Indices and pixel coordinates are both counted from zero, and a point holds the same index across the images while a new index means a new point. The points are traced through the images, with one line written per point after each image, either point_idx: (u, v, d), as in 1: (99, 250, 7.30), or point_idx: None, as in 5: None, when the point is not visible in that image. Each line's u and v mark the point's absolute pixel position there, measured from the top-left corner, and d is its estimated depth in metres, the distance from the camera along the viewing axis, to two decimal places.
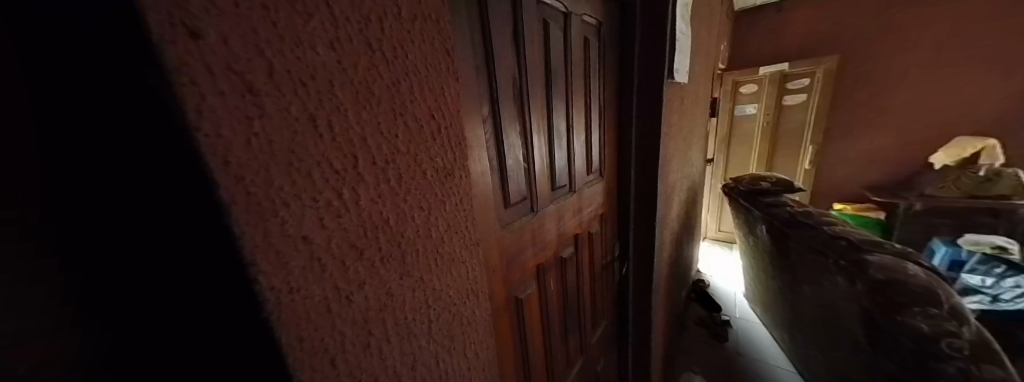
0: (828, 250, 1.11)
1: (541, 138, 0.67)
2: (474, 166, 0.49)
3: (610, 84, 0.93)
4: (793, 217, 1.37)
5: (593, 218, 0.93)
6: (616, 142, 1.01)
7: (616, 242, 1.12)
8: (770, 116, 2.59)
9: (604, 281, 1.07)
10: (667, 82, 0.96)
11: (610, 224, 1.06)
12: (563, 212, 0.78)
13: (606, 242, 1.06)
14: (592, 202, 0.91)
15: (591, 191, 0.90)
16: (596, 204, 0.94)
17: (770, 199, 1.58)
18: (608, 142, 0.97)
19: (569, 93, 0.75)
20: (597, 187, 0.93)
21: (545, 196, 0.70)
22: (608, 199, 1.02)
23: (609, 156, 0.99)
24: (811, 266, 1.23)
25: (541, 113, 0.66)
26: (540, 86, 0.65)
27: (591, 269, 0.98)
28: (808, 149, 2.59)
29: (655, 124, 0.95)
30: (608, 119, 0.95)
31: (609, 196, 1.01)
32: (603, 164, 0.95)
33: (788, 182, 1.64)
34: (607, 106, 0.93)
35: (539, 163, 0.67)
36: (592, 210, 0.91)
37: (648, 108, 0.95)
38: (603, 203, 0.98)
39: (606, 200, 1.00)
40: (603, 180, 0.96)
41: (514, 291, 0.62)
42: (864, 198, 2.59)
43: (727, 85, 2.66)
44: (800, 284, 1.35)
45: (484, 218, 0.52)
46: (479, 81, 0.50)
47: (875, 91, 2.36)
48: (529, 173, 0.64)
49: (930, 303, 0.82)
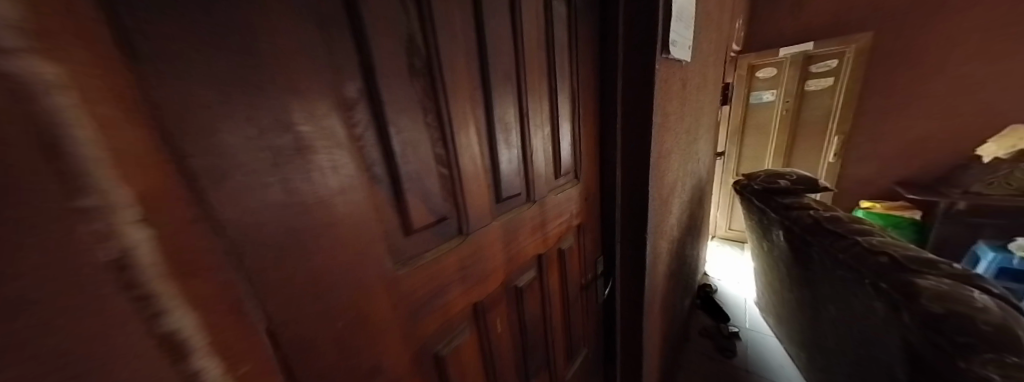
0: (862, 268, 0.91)
1: (474, 131, 0.48)
2: (325, 179, 0.30)
3: (587, 61, 0.72)
4: (818, 223, 1.14)
5: (564, 231, 0.74)
6: (597, 135, 0.81)
7: (601, 258, 0.94)
8: (790, 103, 2.34)
9: (582, 304, 0.88)
10: (662, 58, 0.75)
11: (593, 232, 0.88)
12: (519, 226, 0.60)
13: (585, 257, 0.87)
14: (563, 210, 0.73)
15: (564, 198, 0.72)
16: (570, 211, 0.76)
17: (789, 199, 1.36)
18: (587, 137, 0.77)
19: (518, 69, 0.55)
20: (576, 185, 0.76)
21: (485, 212, 0.51)
22: (587, 206, 0.82)
23: (590, 153, 0.80)
24: (840, 283, 1.02)
25: (473, 96, 0.48)
26: (468, 57, 0.46)
27: (564, 293, 0.80)
28: (833, 140, 2.32)
29: (642, 114, 0.76)
30: (583, 107, 0.75)
31: (588, 203, 0.82)
32: (581, 161, 0.77)
33: (810, 179, 1.40)
34: (581, 89, 0.73)
35: (471, 167, 0.48)
36: (561, 222, 0.73)
37: (633, 93, 0.75)
38: (579, 211, 0.79)
39: (584, 207, 0.81)
40: (579, 184, 0.77)
41: (429, 346, 0.45)
42: (896, 195, 2.32)
43: (741, 69, 2.40)
44: (824, 302, 1.15)
45: (350, 257, 0.33)
46: (327, 44, 0.30)
47: (913, 74, 2.07)
48: (456, 179, 0.46)
49: (1009, 349, 0.60)
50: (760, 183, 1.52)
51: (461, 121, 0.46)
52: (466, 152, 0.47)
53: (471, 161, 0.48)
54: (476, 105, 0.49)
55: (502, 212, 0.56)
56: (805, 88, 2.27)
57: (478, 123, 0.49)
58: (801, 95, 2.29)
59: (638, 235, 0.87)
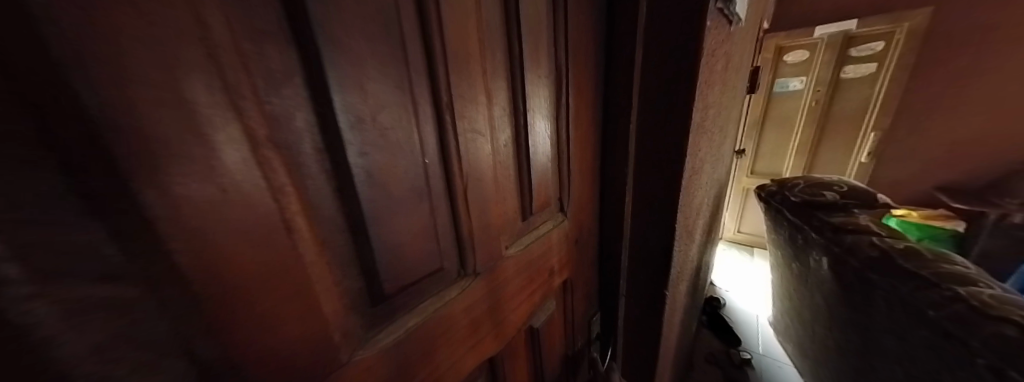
0: (971, 339, 0.63)
1: (270, 156, 0.17)
2: None
3: (585, 12, 0.41)
4: (886, 257, 0.86)
5: (539, 300, 0.45)
6: (597, 141, 0.51)
7: (596, 315, 0.66)
8: (821, 93, 2.00)
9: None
10: (713, 17, 0.44)
11: (587, 284, 0.60)
12: (438, 332, 0.31)
13: (574, 323, 0.58)
14: (540, 275, 0.43)
15: (541, 256, 0.43)
16: (551, 270, 0.46)
17: (836, 218, 1.08)
18: (580, 144, 0.47)
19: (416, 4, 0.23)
20: (562, 228, 0.46)
21: (327, 348, 0.22)
22: (577, 254, 0.53)
23: (584, 172, 0.49)
24: (925, 350, 0.74)
25: (252, 59, 0.16)
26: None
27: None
28: (870, 137, 2.01)
29: (677, 109, 0.45)
30: (575, 94, 0.43)
31: (578, 247, 0.52)
32: (570, 186, 0.47)
33: (867, 192, 1.14)
34: (573, 63, 0.41)
35: (268, 257, 0.18)
36: (535, 289, 0.43)
37: (666, 72, 0.44)
38: (565, 261, 0.49)
39: (573, 256, 0.51)
40: (567, 223, 0.47)
41: None
42: (931, 201, 2.07)
43: (767, 52, 2.04)
44: (888, 362, 0.88)
45: None
46: None
47: (973, 63, 1.76)
48: (200, 304, 0.16)
49: None
50: (797, 195, 1.23)
51: (182, 136, 0.14)
52: (231, 220, 0.16)
53: (269, 244, 0.18)
54: (269, 83, 0.17)
55: (391, 317, 0.27)
56: (841, 75, 1.94)
57: (284, 134, 0.18)
58: (836, 84, 1.96)
59: (655, 290, 0.58)
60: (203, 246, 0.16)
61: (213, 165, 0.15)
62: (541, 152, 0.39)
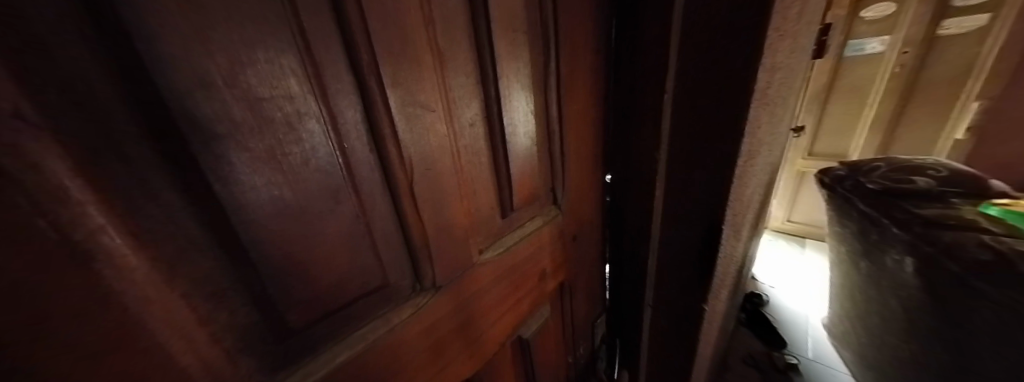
0: None
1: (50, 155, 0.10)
2: None
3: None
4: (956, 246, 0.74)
5: (528, 309, 0.38)
6: (596, 119, 0.41)
7: (601, 317, 0.60)
8: (908, 55, 1.64)
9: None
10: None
11: (591, 286, 0.52)
12: (390, 360, 0.26)
13: (576, 330, 0.51)
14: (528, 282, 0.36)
15: (528, 260, 0.35)
16: (543, 272, 0.39)
17: (930, 208, 0.87)
18: (576, 122, 0.37)
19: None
20: (554, 225, 0.38)
21: None
22: (576, 254, 0.45)
23: (582, 157, 0.40)
24: None
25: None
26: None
27: None
28: (971, 107, 1.63)
29: (728, 85, 0.31)
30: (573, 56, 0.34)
31: (576, 247, 0.44)
32: (565, 175, 0.38)
33: (973, 177, 0.91)
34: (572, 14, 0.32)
35: (73, 310, 0.12)
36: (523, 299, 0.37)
37: (715, 28, 0.30)
38: (560, 262, 0.42)
39: (571, 256, 0.43)
40: (563, 218, 0.40)
41: None
42: None
43: (841, 6, 1.66)
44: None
45: None
46: None
47: None
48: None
49: None
50: (873, 178, 1.04)
51: None
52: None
53: (63, 291, 0.12)
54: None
55: (310, 352, 0.22)
56: (938, 31, 1.56)
57: (64, 117, 0.11)
58: (931, 42, 1.59)
59: (688, 313, 0.47)
60: None
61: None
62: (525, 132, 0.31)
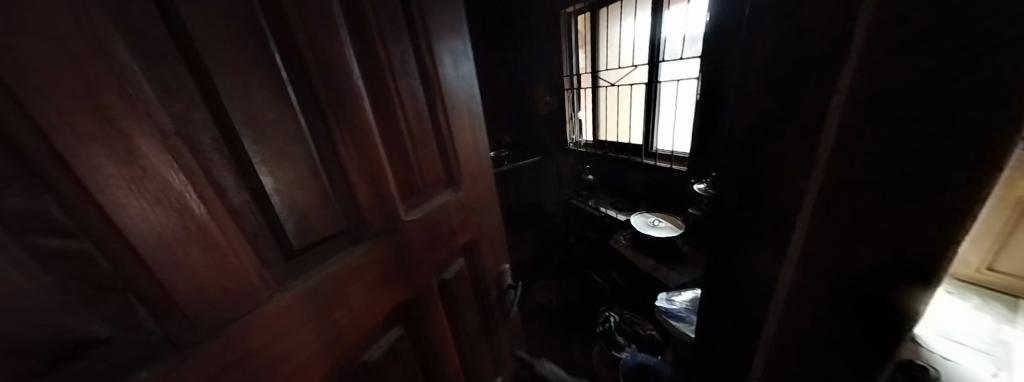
0: None
1: (202, 169, 0.31)
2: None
3: (448, 33, 0.57)
4: None
5: (451, 250, 0.63)
6: (479, 130, 0.68)
7: (506, 264, 0.85)
8: None
9: (487, 324, 0.78)
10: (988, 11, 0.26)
11: (497, 242, 0.79)
12: (347, 285, 0.44)
13: (488, 274, 0.77)
14: (441, 236, 0.60)
15: (440, 220, 0.59)
16: (453, 230, 0.63)
17: None
18: (463, 130, 0.63)
19: (285, 55, 0.36)
20: (455, 198, 0.63)
21: (256, 289, 0.35)
22: (478, 219, 0.70)
23: (472, 158, 0.66)
24: None
25: (176, 106, 0.29)
26: (134, 40, 0.26)
27: (455, 321, 0.67)
28: None
29: (962, 119, 0.26)
30: (456, 100, 0.60)
31: (474, 214, 0.69)
32: (458, 170, 0.64)
33: None
34: (449, 81, 0.58)
35: (219, 228, 0.32)
36: (443, 243, 0.60)
37: (942, 50, 0.25)
38: (465, 221, 0.66)
39: (467, 223, 0.67)
40: (461, 192, 0.64)
41: None
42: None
43: None
44: None
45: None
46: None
47: None
48: (168, 253, 0.29)
49: None
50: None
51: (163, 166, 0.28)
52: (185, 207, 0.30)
53: (217, 220, 0.32)
54: (193, 127, 0.30)
55: (305, 269, 0.40)
56: None
57: (209, 153, 0.31)
58: None
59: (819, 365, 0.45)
60: (185, 228, 0.30)
61: (171, 172, 0.28)
62: (428, 143, 0.56)
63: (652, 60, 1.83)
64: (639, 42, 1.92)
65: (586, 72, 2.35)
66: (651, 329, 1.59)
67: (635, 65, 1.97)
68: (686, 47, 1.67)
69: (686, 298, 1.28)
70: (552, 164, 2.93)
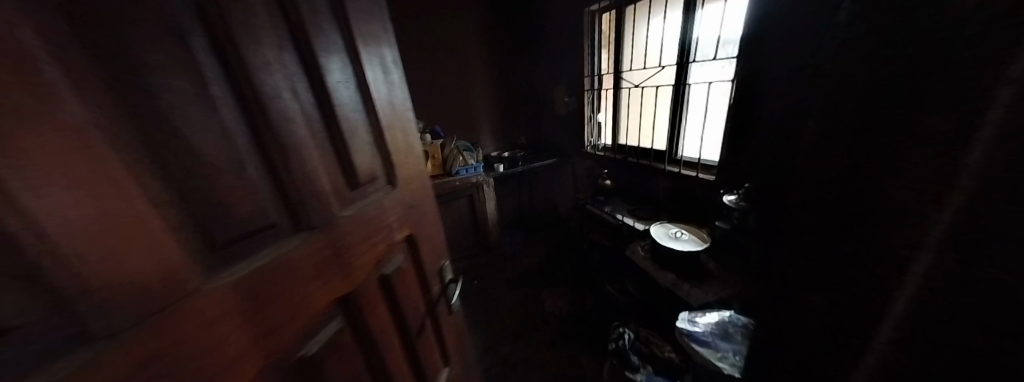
0: None
1: (115, 161, 0.29)
2: None
3: (375, 44, 0.64)
4: None
5: (391, 244, 0.66)
6: (409, 132, 0.75)
7: (446, 262, 0.92)
8: None
9: (430, 314, 0.83)
10: None
11: (436, 241, 0.86)
12: (283, 277, 0.45)
13: (428, 273, 0.82)
14: (380, 231, 0.63)
15: (380, 216, 0.63)
16: (390, 226, 0.66)
17: None
18: (395, 132, 0.69)
19: (206, 45, 0.37)
20: (393, 197, 0.67)
21: (182, 283, 0.34)
22: (416, 217, 0.76)
23: (407, 160, 0.74)
24: None
25: (88, 95, 0.27)
26: (40, 24, 0.25)
27: (399, 313, 0.70)
28: None
29: None
30: (390, 106, 0.67)
31: (411, 211, 0.74)
32: (393, 169, 0.68)
33: None
34: (381, 88, 0.65)
35: (130, 221, 0.30)
36: (382, 237, 0.63)
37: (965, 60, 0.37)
38: (403, 217, 0.71)
39: (405, 218, 0.72)
40: (397, 189, 0.69)
41: None
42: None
43: None
44: None
45: None
46: None
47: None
48: (75, 252, 0.27)
49: None
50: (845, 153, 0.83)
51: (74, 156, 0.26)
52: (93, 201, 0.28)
53: (133, 212, 0.30)
54: (108, 119, 0.29)
55: (231, 261, 0.39)
56: None
57: (125, 145, 0.30)
58: None
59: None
60: (90, 225, 0.28)
61: (84, 162, 0.27)
62: (365, 142, 0.60)
63: (681, 60, 1.67)
64: (668, 41, 1.76)
65: (609, 72, 2.23)
66: (670, 351, 1.35)
67: (662, 66, 1.81)
68: (720, 47, 1.50)
69: (710, 321, 1.19)
70: (568, 166, 2.83)
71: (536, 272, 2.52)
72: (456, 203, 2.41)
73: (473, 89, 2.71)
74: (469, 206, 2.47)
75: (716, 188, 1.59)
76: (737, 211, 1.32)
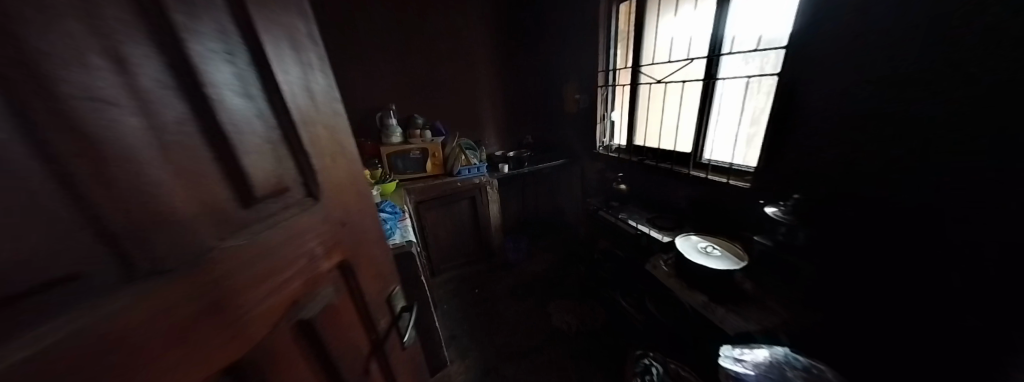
0: None
1: None
2: None
3: (283, 17, 0.49)
4: None
5: (308, 275, 0.53)
6: (339, 133, 0.61)
7: (394, 285, 0.79)
8: None
9: (372, 351, 0.70)
10: None
11: (380, 262, 0.73)
12: (97, 355, 0.29)
13: (369, 301, 0.68)
14: (290, 261, 0.49)
15: (287, 241, 0.48)
16: (308, 252, 0.53)
17: None
18: (317, 133, 0.55)
19: None
20: (312, 214, 0.53)
21: None
22: (351, 236, 0.63)
23: (337, 167, 0.60)
24: None
25: None
26: None
27: (324, 358, 0.57)
28: None
29: None
30: (305, 98, 0.52)
31: (343, 230, 0.61)
32: (316, 180, 0.54)
33: None
34: (293, 76, 0.50)
35: None
36: (295, 268, 0.50)
37: None
38: (332, 239, 0.58)
39: (333, 240, 0.58)
40: (320, 205, 0.55)
41: None
42: None
43: None
44: None
45: None
46: None
47: None
48: None
49: None
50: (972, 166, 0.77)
51: None
52: None
53: None
54: None
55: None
56: None
57: None
58: None
59: None
60: None
61: None
62: (263, 144, 0.45)
63: (710, 53, 1.48)
64: (699, 31, 1.54)
65: (625, 66, 2.02)
66: None
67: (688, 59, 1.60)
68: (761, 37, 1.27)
69: (761, 361, 0.96)
70: (577, 168, 2.64)
71: (542, 282, 2.34)
72: (457, 206, 2.24)
73: (477, 84, 2.54)
74: (471, 209, 2.31)
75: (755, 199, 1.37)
76: (783, 226, 1.12)
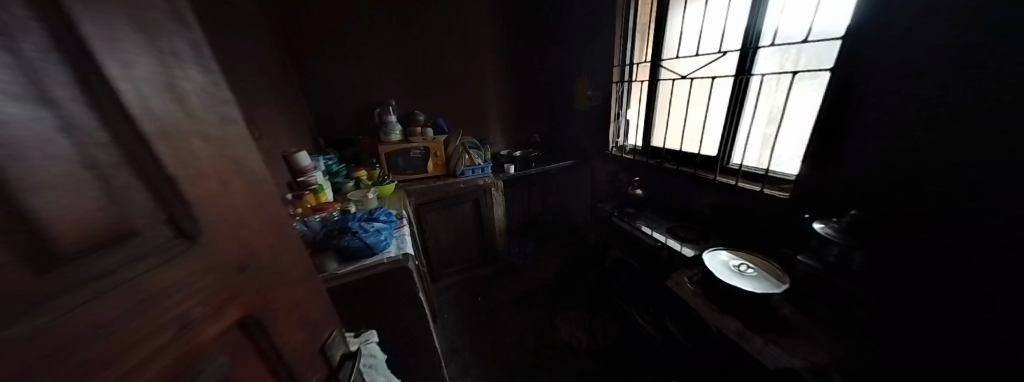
0: None
1: None
2: None
3: None
4: None
5: (186, 353, 0.36)
6: (236, 146, 0.43)
7: (332, 332, 0.64)
8: None
9: None
10: None
11: (309, 303, 0.57)
12: None
13: (289, 362, 0.52)
14: (137, 346, 0.31)
15: (125, 316, 0.31)
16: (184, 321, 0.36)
17: None
18: (193, 147, 0.37)
19: None
20: (184, 263, 0.36)
21: None
22: (258, 283, 0.46)
23: (230, 195, 0.42)
24: None
25: None
26: None
27: None
28: None
29: None
30: (170, 101, 0.35)
31: (247, 277, 0.44)
32: (194, 215, 0.37)
33: None
34: (138, 64, 0.33)
35: None
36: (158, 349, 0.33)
37: None
38: (228, 292, 0.41)
39: (229, 294, 0.41)
40: (203, 249, 0.38)
41: None
42: None
43: None
44: None
45: None
46: None
47: None
48: None
49: None
50: None
51: None
52: None
53: None
54: None
55: None
56: None
57: None
58: None
59: None
60: None
61: None
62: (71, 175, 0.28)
63: (744, 45, 1.31)
64: (732, 21, 1.37)
65: (644, 61, 1.86)
66: None
67: (720, 52, 1.43)
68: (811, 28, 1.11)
69: None
70: (586, 169, 2.50)
71: (548, 290, 2.21)
72: (459, 209, 2.11)
73: (483, 78, 2.40)
74: (475, 213, 2.17)
75: (797, 211, 1.20)
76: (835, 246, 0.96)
